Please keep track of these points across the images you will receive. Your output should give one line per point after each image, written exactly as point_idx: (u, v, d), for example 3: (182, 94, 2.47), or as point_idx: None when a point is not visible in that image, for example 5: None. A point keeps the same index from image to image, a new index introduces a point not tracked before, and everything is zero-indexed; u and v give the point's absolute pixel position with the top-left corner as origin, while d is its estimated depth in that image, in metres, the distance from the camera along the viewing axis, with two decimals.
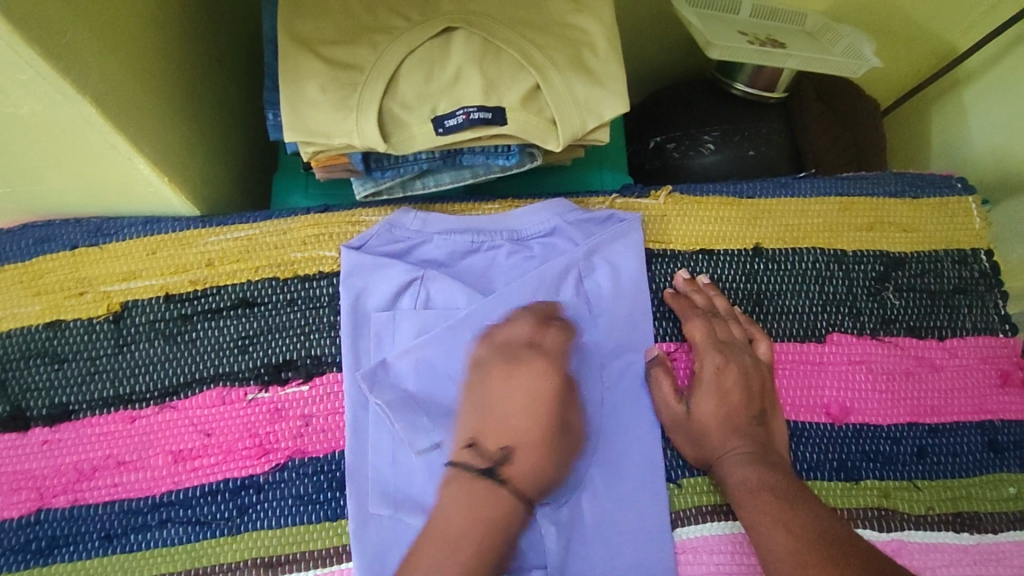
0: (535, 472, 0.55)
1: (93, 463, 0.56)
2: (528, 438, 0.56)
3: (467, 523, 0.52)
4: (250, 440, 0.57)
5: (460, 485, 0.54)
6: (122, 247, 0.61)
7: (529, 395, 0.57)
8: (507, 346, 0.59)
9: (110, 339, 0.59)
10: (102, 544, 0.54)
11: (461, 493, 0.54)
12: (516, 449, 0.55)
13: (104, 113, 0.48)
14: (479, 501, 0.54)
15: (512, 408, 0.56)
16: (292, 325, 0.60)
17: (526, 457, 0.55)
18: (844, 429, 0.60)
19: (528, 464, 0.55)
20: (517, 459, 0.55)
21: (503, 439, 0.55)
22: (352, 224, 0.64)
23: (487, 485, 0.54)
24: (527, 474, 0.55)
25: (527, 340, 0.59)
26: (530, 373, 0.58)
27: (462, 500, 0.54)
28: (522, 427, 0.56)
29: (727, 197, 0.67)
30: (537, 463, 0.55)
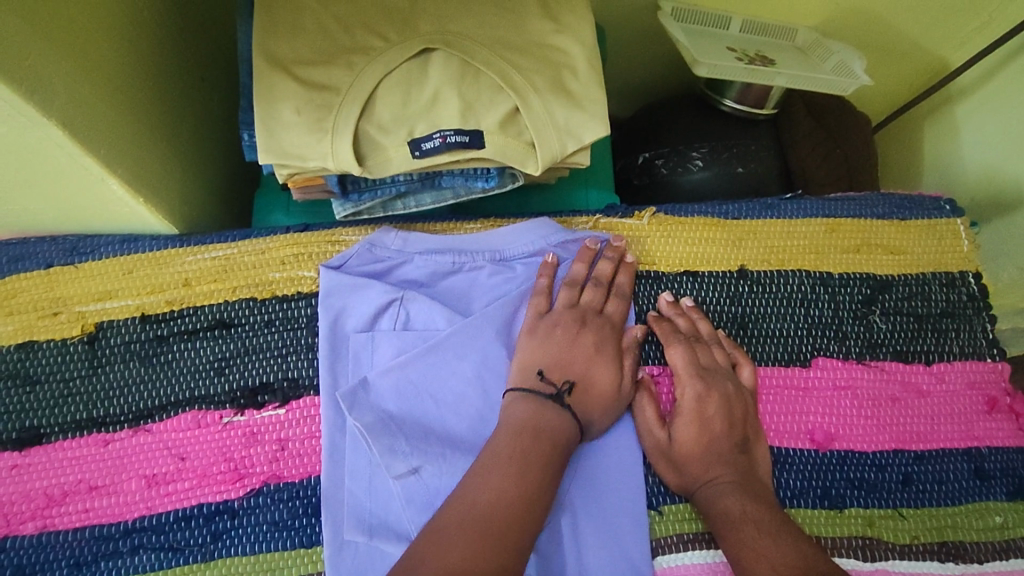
0: (587, 408, 0.55)
1: (64, 488, 0.55)
2: (596, 375, 0.57)
3: (529, 446, 0.51)
4: (225, 465, 0.56)
5: (530, 405, 0.54)
6: (97, 266, 0.61)
7: (590, 346, 0.58)
8: (569, 304, 0.60)
9: (84, 360, 0.58)
10: (71, 572, 0.53)
11: (529, 410, 0.53)
12: (585, 385, 0.56)
13: (73, 135, 0.47)
14: (547, 419, 0.53)
15: (590, 354, 0.57)
16: (269, 346, 0.60)
17: (593, 394, 0.56)
18: (828, 455, 0.59)
19: (590, 403, 0.56)
20: (585, 391, 0.56)
21: (568, 374, 0.56)
22: (331, 244, 0.63)
23: (557, 408, 0.54)
24: (583, 407, 0.55)
25: (582, 300, 0.60)
26: (594, 330, 0.59)
27: (530, 413, 0.53)
28: (570, 365, 0.56)
29: (712, 218, 0.66)
30: (596, 400, 0.56)
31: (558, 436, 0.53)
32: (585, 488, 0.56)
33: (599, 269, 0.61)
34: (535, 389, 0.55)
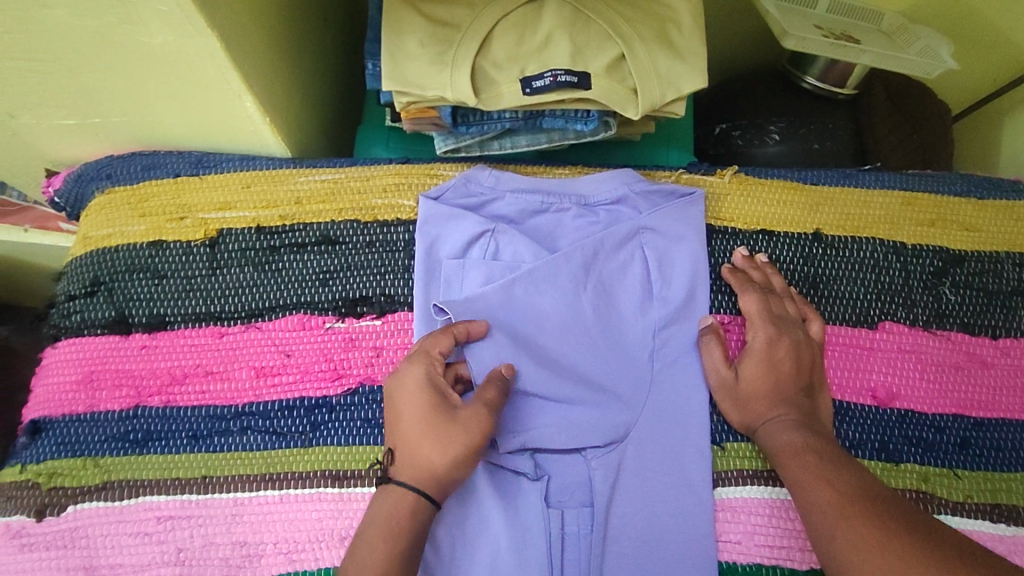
0: (410, 469, 0.52)
1: (185, 370, 0.61)
2: (405, 430, 0.53)
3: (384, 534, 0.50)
4: (326, 364, 0.61)
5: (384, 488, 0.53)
6: (220, 179, 0.67)
7: (407, 393, 0.54)
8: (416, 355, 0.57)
9: (205, 261, 0.64)
10: (189, 442, 0.59)
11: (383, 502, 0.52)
12: (406, 445, 0.53)
13: (227, 47, 0.53)
14: (388, 504, 0.52)
15: (402, 402, 0.54)
16: (369, 264, 0.65)
17: (405, 452, 0.53)
18: (888, 413, 0.61)
19: (410, 462, 0.52)
20: (402, 456, 0.53)
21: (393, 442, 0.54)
22: (431, 176, 0.68)
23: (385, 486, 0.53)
24: (407, 471, 0.52)
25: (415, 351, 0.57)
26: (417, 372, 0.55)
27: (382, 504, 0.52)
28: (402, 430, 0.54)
29: (791, 183, 0.68)
30: (417, 458, 0.52)
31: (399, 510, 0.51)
32: (656, 416, 0.60)
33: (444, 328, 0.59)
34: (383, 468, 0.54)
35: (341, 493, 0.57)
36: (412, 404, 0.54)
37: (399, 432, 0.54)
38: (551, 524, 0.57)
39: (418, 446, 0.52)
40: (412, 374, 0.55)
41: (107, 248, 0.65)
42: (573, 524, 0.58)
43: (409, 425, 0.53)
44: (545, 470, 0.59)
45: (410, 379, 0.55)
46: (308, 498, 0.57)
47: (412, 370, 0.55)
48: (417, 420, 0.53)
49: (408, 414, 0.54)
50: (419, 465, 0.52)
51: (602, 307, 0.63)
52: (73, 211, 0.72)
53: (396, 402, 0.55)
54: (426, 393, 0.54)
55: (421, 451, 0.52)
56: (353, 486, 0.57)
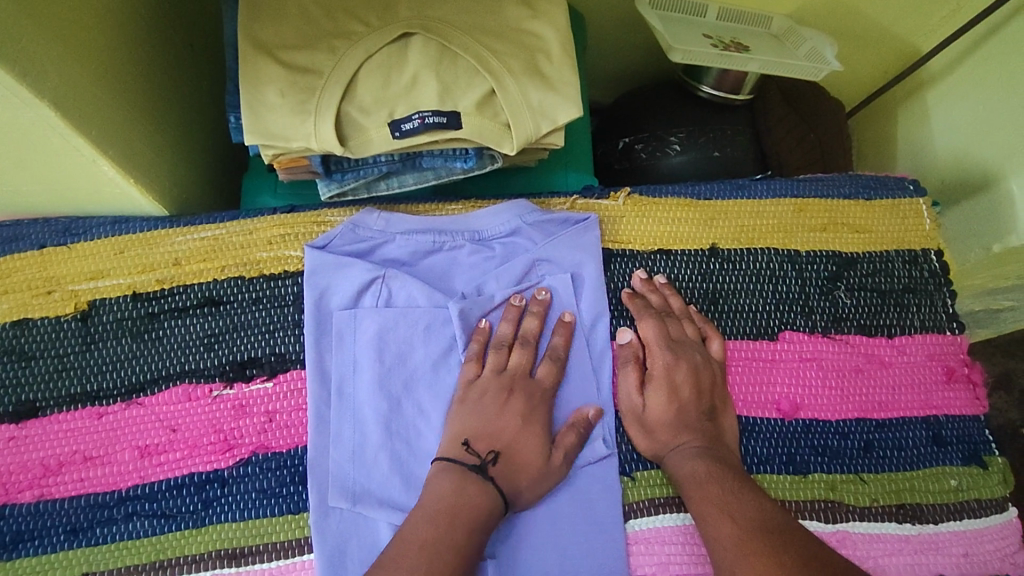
0: (510, 480, 0.55)
1: (60, 459, 0.57)
2: (520, 447, 0.56)
3: (466, 523, 0.50)
4: (215, 436, 0.58)
5: (453, 477, 0.53)
6: (90, 246, 0.63)
7: (519, 412, 0.57)
8: (496, 368, 0.59)
9: (78, 337, 0.61)
10: (68, 537, 0.55)
11: (452, 484, 0.53)
12: (510, 458, 0.55)
13: (65, 117, 0.49)
14: (471, 495, 0.52)
15: (517, 420, 0.57)
16: (256, 323, 0.62)
17: (514, 465, 0.55)
18: (794, 424, 0.62)
19: (510, 475, 0.55)
20: (507, 463, 0.55)
21: (494, 444, 0.56)
22: (318, 224, 0.65)
23: (478, 479, 0.53)
24: (506, 480, 0.54)
25: (510, 363, 0.59)
26: (522, 394, 0.58)
27: (453, 487, 0.53)
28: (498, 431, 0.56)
29: (686, 199, 0.68)
30: (516, 476, 0.55)
31: (478, 505, 0.52)
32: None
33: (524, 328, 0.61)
34: (459, 459, 0.55)
35: (238, 572, 0.55)
36: (522, 423, 0.57)
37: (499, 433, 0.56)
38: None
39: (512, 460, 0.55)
40: (538, 403, 0.58)
41: None
42: None
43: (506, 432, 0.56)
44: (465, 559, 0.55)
45: (529, 405, 0.58)
46: None
47: (514, 388, 0.58)
48: (541, 453, 0.56)
49: (524, 438, 0.56)
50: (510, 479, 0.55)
51: None
52: None
53: (511, 415, 0.57)
54: (548, 435, 0.58)
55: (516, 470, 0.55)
56: (251, 564, 0.55)
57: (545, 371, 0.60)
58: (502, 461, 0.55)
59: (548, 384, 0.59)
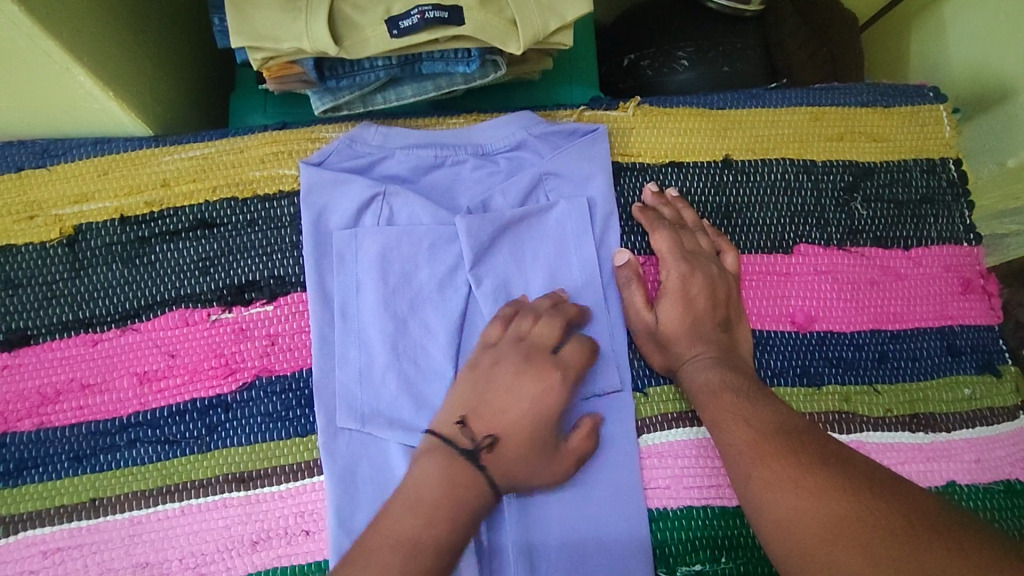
0: (509, 466, 0.51)
1: (56, 387, 0.55)
2: (518, 433, 0.51)
3: (450, 514, 0.47)
4: (216, 360, 0.56)
5: (440, 460, 0.50)
6: (72, 168, 0.59)
7: (532, 392, 0.53)
8: (517, 336, 0.55)
9: (65, 263, 0.58)
10: (71, 465, 0.54)
11: (439, 469, 0.49)
12: (509, 442, 0.51)
13: (32, 13, 0.45)
14: (460, 486, 0.49)
15: (533, 396, 0.52)
16: (252, 245, 0.59)
17: (512, 451, 0.51)
18: (808, 336, 0.61)
19: (508, 460, 0.51)
20: (502, 452, 0.51)
21: (494, 428, 0.51)
22: (311, 140, 0.61)
23: (467, 466, 0.50)
24: (503, 466, 0.51)
25: (531, 332, 0.55)
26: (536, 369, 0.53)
27: (440, 473, 0.49)
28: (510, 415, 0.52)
29: (697, 110, 0.65)
30: (518, 462, 0.51)
31: (467, 497, 0.49)
32: None
33: (541, 304, 0.56)
34: (451, 440, 0.51)
35: (247, 496, 0.54)
36: (530, 404, 0.52)
37: (506, 418, 0.51)
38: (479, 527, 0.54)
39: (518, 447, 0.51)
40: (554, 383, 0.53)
41: None
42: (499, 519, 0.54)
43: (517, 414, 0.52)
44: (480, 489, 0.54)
45: (550, 385, 0.53)
46: (212, 505, 0.54)
47: (531, 361, 0.53)
48: (544, 438, 0.52)
49: (529, 422, 0.52)
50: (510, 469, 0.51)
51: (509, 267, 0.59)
52: None
53: (520, 397, 0.52)
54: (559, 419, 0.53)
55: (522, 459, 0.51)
56: (260, 487, 0.54)
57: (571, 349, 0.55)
58: (498, 448, 0.51)
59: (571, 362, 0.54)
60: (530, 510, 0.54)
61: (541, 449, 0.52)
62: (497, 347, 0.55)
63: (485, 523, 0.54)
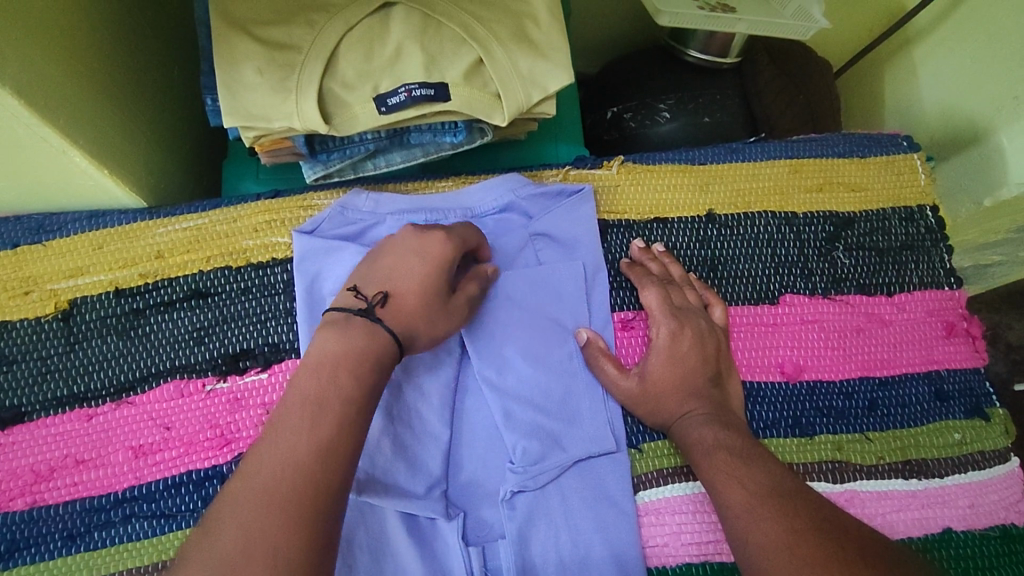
0: (406, 317, 0.50)
1: (51, 464, 0.55)
2: (410, 294, 0.51)
3: (353, 365, 0.46)
4: (211, 431, 0.56)
5: (337, 323, 0.49)
6: (66, 242, 0.60)
7: (416, 246, 0.53)
8: (407, 224, 0.56)
9: (60, 338, 0.58)
10: (65, 544, 0.53)
11: (339, 329, 0.48)
12: (403, 296, 0.51)
13: (29, 104, 0.46)
14: (358, 334, 0.48)
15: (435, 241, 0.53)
16: (247, 314, 0.59)
17: (406, 306, 0.50)
18: (798, 387, 0.61)
19: (405, 314, 0.50)
20: (399, 304, 0.50)
21: (387, 287, 0.51)
22: (304, 209, 0.63)
23: (366, 322, 0.49)
24: (399, 317, 0.50)
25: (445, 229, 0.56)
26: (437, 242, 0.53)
27: (340, 337, 0.48)
28: (397, 275, 0.51)
29: (679, 165, 0.67)
30: (414, 315, 0.50)
31: (371, 349, 0.47)
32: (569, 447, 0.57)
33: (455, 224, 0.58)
34: (348, 306, 0.50)
35: None
36: (417, 263, 0.52)
37: (391, 279, 0.51)
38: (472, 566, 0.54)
39: (410, 295, 0.51)
40: (441, 242, 0.53)
41: None
42: (493, 564, 0.55)
43: (398, 272, 0.52)
44: (477, 542, 0.55)
45: (432, 243, 0.53)
46: None
47: (419, 231, 0.54)
48: (436, 292, 0.52)
49: (421, 276, 0.51)
50: (409, 323, 0.50)
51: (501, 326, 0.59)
52: None
53: (406, 256, 0.52)
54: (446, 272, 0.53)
55: (419, 316, 0.51)
56: None
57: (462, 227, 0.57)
58: (392, 303, 0.50)
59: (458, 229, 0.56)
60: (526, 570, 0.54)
61: (436, 306, 0.52)
62: (388, 235, 0.55)
63: (478, 557, 0.54)
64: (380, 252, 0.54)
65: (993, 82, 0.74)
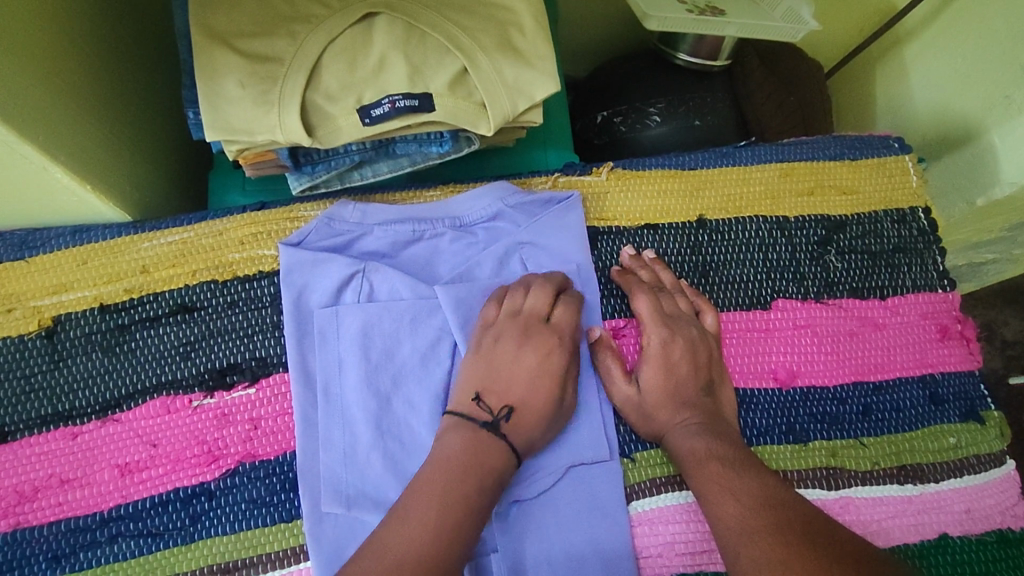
0: (527, 436, 0.54)
1: (34, 484, 0.54)
2: (533, 399, 0.55)
3: (479, 476, 0.49)
4: (199, 447, 0.56)
5: (463, 434, 0.52)
6: (50, 259, 0.59)
7: (533, 358, 0.56)
8: (511, 310, 0.58)
9: (44, 355, 0.57)
10: (50, 565, 0.52)
11: (465, 436, 0.52)
12: (525, 409, 0.55)
13: (7, 123, 0.45)
14: (485, 450, 0.51)
15: (529, 373, 0.56)
16: (234, 328, 0.59)
17: (532, 418, 0.54)
18: (792, 392, 0.61)
19: (527, 427, 0.54)
20: (521, 420, 0.54)
21: (508, 399, 0.55)
22: (290, 220, 0.62)
23: (490, 437, 0.52)
24: (522, 436, 0.54)
25: (526, 306, 0.58)
26: (537, 341, 0.57)
27: (469, 447, 0.51)
28: (524, 386, 0.55)
29: (670, 171, 0.66)
30: (527, 432, 0.54)
31: (496, 461, 0.51)
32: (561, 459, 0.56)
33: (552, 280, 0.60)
34: (470, 415, 0.53)
35: None
36: (535, 374, 0.56)
37: (513, 388, 0.55)
38: None
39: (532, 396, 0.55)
40: (553, 351, 0.57)
41: None
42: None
43: (535, 382, 0.56)
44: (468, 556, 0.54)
45: (549, 350, 0.57)
46: None
47: (528, 334, 0.57)
48: (556, 406, 0.56)
49: (538, 385, 0.55)
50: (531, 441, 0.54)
51: None
52: None
53: (526, 365, 0.56)
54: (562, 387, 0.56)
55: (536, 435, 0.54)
56: None
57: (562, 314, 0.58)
58: (515, 417, 0.54)
59: (564, 328, 0.58)
60: None
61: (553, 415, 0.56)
62: (493, 325, 0.58)
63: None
64: (487, 348, 0.57)
65: (985, 82, 0.74)
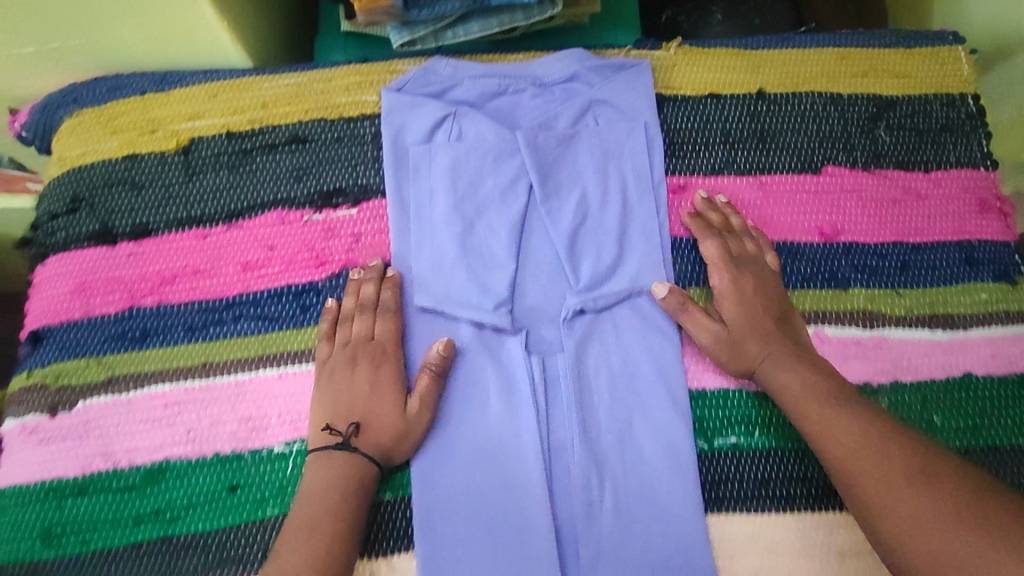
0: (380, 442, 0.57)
1: (173, 271, 0.64)
2: (376, 415, 0.58)
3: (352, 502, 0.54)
4: (309, 253, 0.64)
5: (320, 470, 0.56)
6: (186, 92, 0.68)
7: (367, 376, 0.59)
8: (343, 341, 0.61)
9: (180, 168, 0.66)
10: (187, 334, 0.62)
11: (322, 480, 0.55)
12: (370, 424, 0.57)
13: None
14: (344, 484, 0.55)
15: (368, 374, 0.59)
16: (340, 158, 0.67)
17: (377, 432, 0.57)
18: (835, 245, 0.67)
19: (378, 437, 0.57)
20: (371, 435, 0.57)
21: (353, 417, 0.57)
22: (391, 73, 0.70)
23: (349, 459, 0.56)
24: (375, 445, 0.57)
25: (354, 332, 0.61)
26: (365, 356, 0.60)
27: (326, 479, 0.55)
28: (362, 405, 0.58)
29: (733, 49, 0.72)
30: (380, 442, 0.57)
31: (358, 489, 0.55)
32: (622, 283, 0.64)
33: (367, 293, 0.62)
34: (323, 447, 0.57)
35: None
36: (372, 389, 0.58)
37: (352, 408, 0.58)
38: (533, 368, 0.62)
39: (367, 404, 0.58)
40: (385, 363, 0.60)
41: (84, 166, 0.67)
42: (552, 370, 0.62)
43: (375, 396, 0.58)
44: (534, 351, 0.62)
45: (377, 367, 0.59)
46: (306, 373, 0.61)
47: (358, 359, 0.59)
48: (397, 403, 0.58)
49: (371, 398, 0.58)
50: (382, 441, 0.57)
51: (562, 180, 0.66)
52: (41, 143, 0.71)
53: (360, 388, 0.58)
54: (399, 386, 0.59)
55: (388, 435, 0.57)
56: None
57: (387, 328, 0.61)
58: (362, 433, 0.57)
59: (388, 339, 0.61)
60: (583, 382, 0.61)
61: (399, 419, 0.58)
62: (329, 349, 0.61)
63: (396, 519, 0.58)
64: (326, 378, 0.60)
65: None
